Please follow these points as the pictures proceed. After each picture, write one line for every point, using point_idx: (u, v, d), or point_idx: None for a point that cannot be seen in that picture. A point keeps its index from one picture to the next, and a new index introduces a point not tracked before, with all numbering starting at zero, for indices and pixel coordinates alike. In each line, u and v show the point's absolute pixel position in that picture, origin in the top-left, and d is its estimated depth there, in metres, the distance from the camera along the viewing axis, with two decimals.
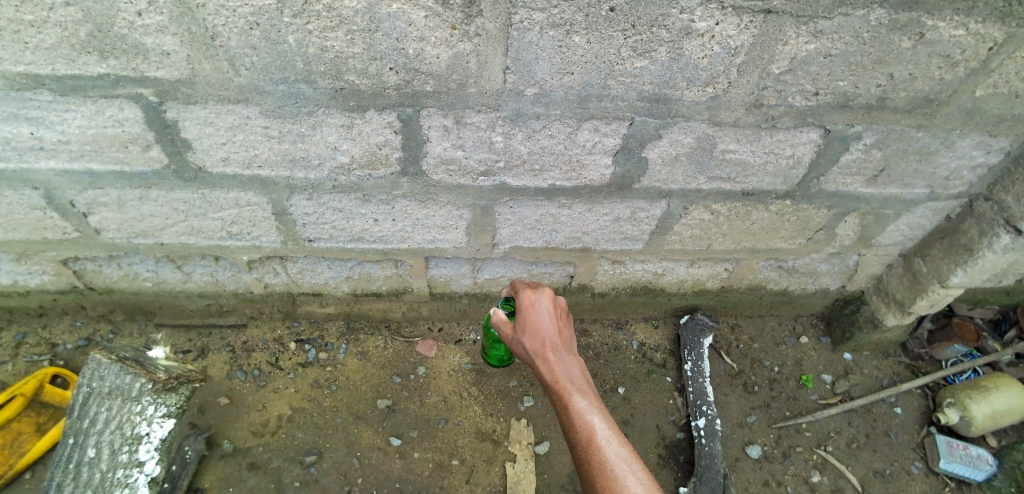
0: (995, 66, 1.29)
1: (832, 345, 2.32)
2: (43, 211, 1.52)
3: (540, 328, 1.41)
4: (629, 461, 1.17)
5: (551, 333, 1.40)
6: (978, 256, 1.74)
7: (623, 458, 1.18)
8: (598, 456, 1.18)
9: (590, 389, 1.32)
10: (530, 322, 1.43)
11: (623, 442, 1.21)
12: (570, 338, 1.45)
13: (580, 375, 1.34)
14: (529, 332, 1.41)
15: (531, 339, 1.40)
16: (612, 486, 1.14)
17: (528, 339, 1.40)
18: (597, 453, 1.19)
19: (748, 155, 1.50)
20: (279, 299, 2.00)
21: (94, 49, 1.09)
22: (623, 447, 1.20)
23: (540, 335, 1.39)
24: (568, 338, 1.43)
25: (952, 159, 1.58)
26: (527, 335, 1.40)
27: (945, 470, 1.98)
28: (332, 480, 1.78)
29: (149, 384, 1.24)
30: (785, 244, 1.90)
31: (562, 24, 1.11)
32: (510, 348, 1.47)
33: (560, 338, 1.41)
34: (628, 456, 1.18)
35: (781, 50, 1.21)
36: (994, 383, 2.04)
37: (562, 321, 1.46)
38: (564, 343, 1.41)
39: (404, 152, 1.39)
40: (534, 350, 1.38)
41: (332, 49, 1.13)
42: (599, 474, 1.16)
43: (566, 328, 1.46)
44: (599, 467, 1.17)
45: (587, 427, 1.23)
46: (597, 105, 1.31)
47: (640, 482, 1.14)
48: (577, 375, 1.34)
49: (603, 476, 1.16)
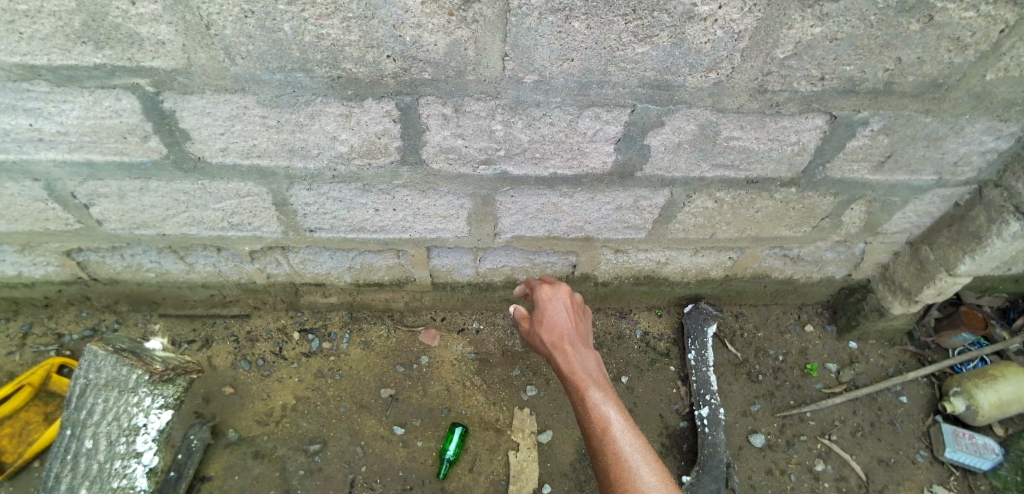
0: (1006, 49, 1.26)
1: (837, 334, 2.30)
2: (45, 202, 1.52)
3: (555, 322, 1.52)
4: (643, 453, 1.17)
5: (568, 327, 1.50)
6: (986, 244, 1.71)
7: (638, 449, 1.18)
8: (612, 446, 1.19)
9: (606, 383, 1.36)
10: (547, 316, 1.55)
11: (637, 435, 1.22)
12: (585, 333, 1.54)
13: (595, 368, 1.41)
14: (547, 326, 1.52)
15: (546, 332, 1.51)
16: (624, 475, 1.14)
17: (546, 332, 1.51)
18: (610, 442, 1.20)
19: (752, 142, 1.48)
20: (282, 289, 2.00)
21: (89, 39, 1.08)
22: (636, 439, 1.20)
23: (557, 329, 1.50)
24: (584, 334, 1.52)
25: (961, 145, 1.54)
26: (543, 328, 1.52)
27: (950, 460, 1.97)
28: (336, 469, 1.80)
29: (145, 375, 1.25)
30: (789, 232, 1.87)
31: (562, 9, 1.09)
32: (530, 343, 1.58)
33: (575, 332, 1.51)
34: (640, 448, 1.19)
35: (785, 34, 1.18)
36: (1001, 372, 2.01)
37: (579, 317, 1.57)
38: (579, 337, 1.50)
39: (403, 141, 1.38)
40: (551, 343, 1.48)
41: (328, 37, 1.12)
42: (612, 462, 1.17)
43: (583, 325, 1.56)
44: (612, 456, 1.18)
45: (602, 417, 1.26)
46: (598, 92, 1.29)
47: (653, 472, 1.13)
48: (593, 368, 1.40)
49: (616, 465, 1.16)
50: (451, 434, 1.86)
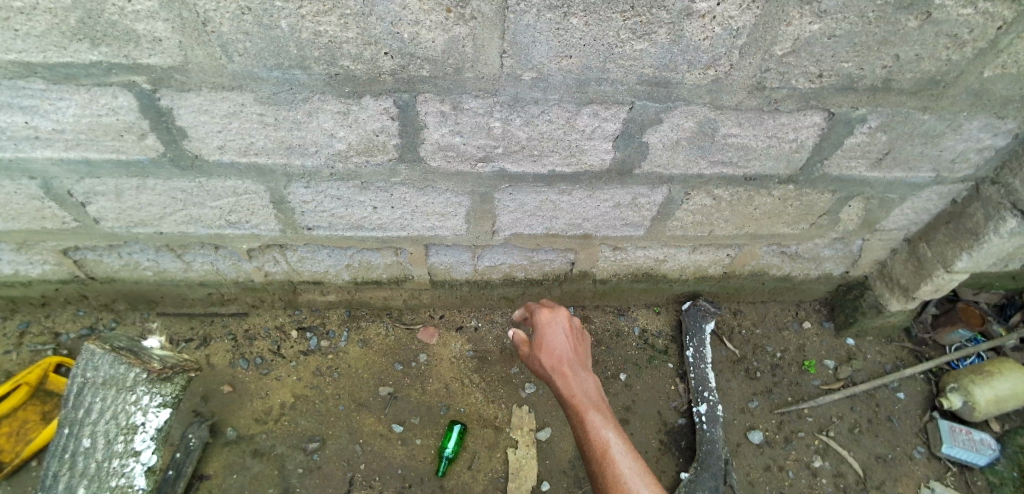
0: (1004, 46, 1.26)
1: (835, 330, 2.31)
2: (41, 200, 1.52)
3: (554, 345, 1.57)
4: (641, 475, 1.26)
5: (567, 351, 1.56)
6: (984, 241, 1.71)
7: (638, 473, 1.26)
8: (613, 469, 1.27)
9: (604, 406, 1.44)
10: (547, 340, 1.58)
11: (635, 457, 1.30)
12: (583, 356, 1.60)
13: (594, 390, 1.48)
14: (546, 350, 1.57)
15: (546, 355, 1.55)
16: None
17: (546, 355, 1.55)
18: (611, 465, 1.28)
19: (750, 139, 1.48)
20: (281, 287, 2.00)
21: (85, 36, 1.07)
22: (635, 462, 1.29)
23: (557, 352, 1.55)
24: (582, 356, 1.58)
25: (959, 142, 1.55)
26: (543, 351, 1.56)
27: (946, 456, 1.98)
28: (335, 467, 1.80)
29: (144, 373, 1.25)
30: (788, 229, 1.88)
31: (559, 6, 1.08)
32: (528, 365, 1.62)
33: (574, 355, 1.56)
34: (639, 470, 1.27)
35: (784, 31, 1.18)
36: (998, 369, 2.02)
37: (576, 340, 1.62)
38: (578, 360, 1.56)
39: (401, 138, 1.38)
40: (551, 366, 1.53)
41: (326, 34, 1.11)
42: (613, 485, 1.24)
43: (580, 348, 1.62)
44: (613, 479, 1.25)
45: (602, 440, 1.33)
46: (597, 89, 1.28)
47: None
48: (592, 390, 1.47)
49: (617, 488, 1.24)
50: (450, 431, 1.86)
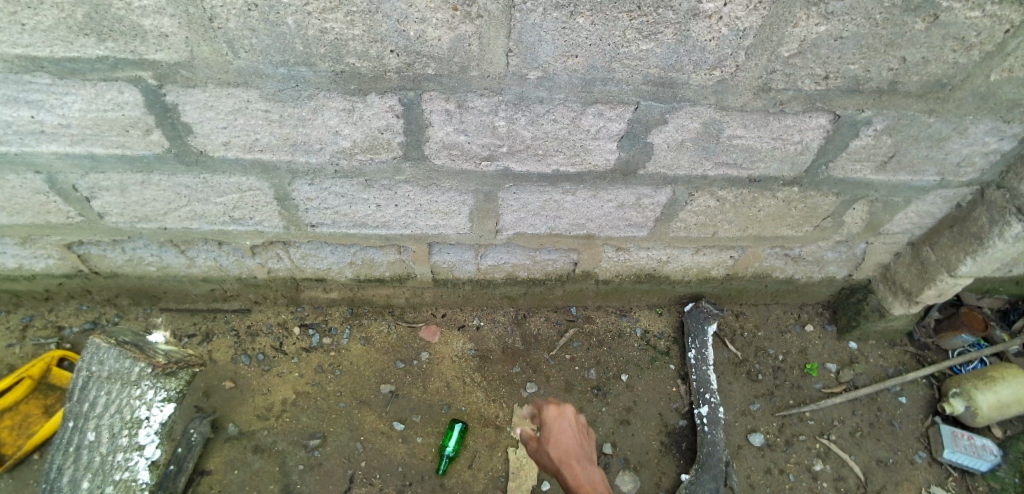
0: (1011, 49, 1.26)
1: (838, 333, 2.31)
2: (46, 195, 1.52)
3: (561, 438, 1.56)
4: None
5: (574, 445, 1.55)
6: (989, 245, 1.70)
7: None
8: None
9: None
10: (553, 433, 1.57)
11: None
12: (589, 450, 1.58)
13: (601, 482, 1.47)
14: (552, 442, 1.55)
15: (552, 448, 1.54)
16: None
17: (552, 448, 1.54)
18: None
19: (755, 141, 1.47)
20: (283, 284, 2.00)
21: (92, 31, 1.07)
22: None
23: (563, 445, 1.54)
24: (588, 449, 1.58)
25: (964, 146, 1.54)
26: (549, 444, 1.54)
27: (948, 460, 1.98)
28: (335, 464, 1.80)
29: (148, 368, 1.23)
30: (791, 231, 1.87)
31: (566, 5, 1.08)
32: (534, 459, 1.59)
33: (580, 448, 1.55)
34: None
35: (790, 33, 1.18)
36: (1000, 374, 2.01)
37: (583, 432, 1.62)
38: (584, 453, 1.55)
39: (406, 136, 1.38)
40: (558, 458, 1.51)
41: (332, 31, 1.11)
42: None
43: (587, 440, 1.61)
44: None
45: None
46: (602, 89, 1.28)
47: None
48: (599, 483, 1.46)
49: None
50: (451, 429, 1.86)
